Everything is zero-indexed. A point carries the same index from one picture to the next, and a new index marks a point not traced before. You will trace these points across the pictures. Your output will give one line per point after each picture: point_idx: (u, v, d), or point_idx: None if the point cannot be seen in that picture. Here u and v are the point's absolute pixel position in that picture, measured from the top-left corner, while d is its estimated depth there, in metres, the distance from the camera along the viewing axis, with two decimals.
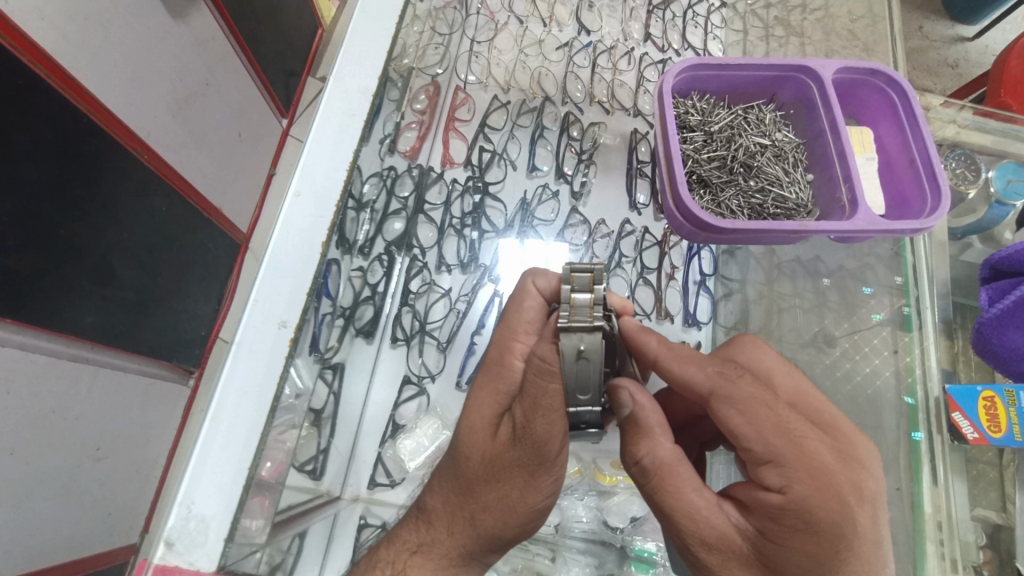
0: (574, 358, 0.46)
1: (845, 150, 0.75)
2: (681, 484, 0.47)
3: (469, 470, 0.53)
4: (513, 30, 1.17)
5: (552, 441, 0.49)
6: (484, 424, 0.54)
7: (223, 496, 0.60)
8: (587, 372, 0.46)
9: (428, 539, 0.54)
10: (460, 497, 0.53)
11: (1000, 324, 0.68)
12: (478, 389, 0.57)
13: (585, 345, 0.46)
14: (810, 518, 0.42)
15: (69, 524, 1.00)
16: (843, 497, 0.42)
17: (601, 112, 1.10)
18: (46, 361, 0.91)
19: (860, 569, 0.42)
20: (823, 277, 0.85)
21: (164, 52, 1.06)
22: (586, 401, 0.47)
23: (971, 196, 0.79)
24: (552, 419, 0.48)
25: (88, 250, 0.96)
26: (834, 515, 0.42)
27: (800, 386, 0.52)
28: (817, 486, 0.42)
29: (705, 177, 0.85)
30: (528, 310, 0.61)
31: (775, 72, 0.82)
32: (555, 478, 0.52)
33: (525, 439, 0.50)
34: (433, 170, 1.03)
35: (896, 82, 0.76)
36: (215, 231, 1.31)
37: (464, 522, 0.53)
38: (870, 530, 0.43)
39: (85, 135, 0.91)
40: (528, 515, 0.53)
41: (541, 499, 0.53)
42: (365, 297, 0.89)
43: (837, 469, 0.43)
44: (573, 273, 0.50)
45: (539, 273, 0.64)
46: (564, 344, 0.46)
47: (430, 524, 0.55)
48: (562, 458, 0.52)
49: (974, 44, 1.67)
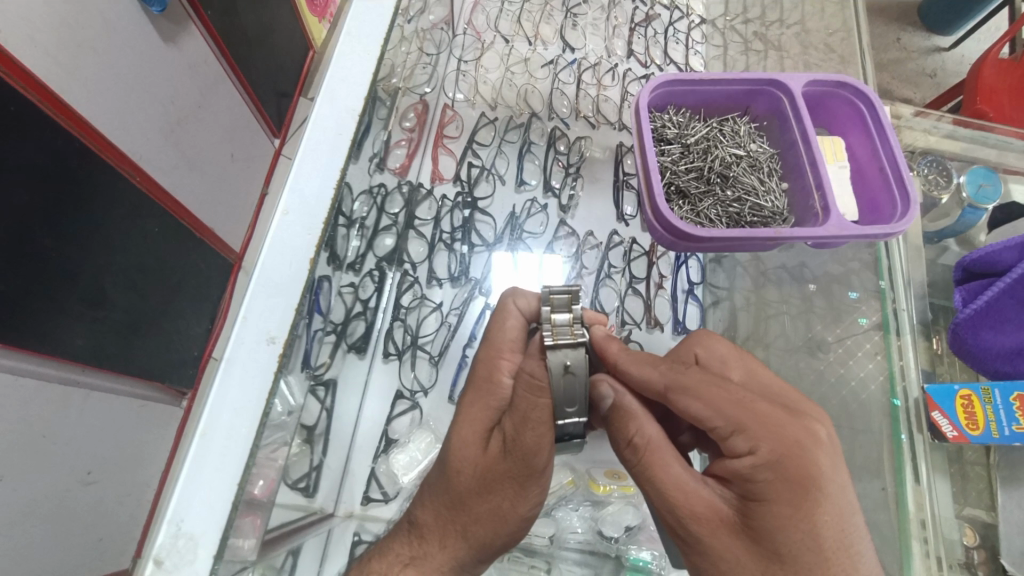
0: (561, 373, 0.48)
1: (817, 159, 0.77)
2: (668, 458, 0.49)
3: (460, 484, 0.53)
4: (499, 49, 1.20)
5: (540, 452, 0.51)
6: (474, 438, 0.54)
7: (210, 516, 0.64)
8: (574, 386, 0.48)
9: (421, 552, 0.54)
10: (451, 511, 0.54)
11: (974, 323, 0.70)
12: (468, 404, 0.57)
13: (570, 360, 0.48)
14: (780, 468, 0.43)
15: (58, 551, 0.98)
16: (803, 445, 0.44)
17: (588, 126, 1.13)
18: (36, 385, 0.90)
19: (835, 510, 0.43)
20: (810, 283, 0.86)
21: (156, 75, 1.07)
22: (574, 412, 0.49)
23: (944, 200, 0.81)
24: (541, 432, 0.50)
25: (80, 272, 0.96)
26: (800, 465, 0.43)
27: (754, 369, 0.55)
28: (775, 438, 0.44)
29: (683, 188, 0.87)
30: (511, 328, 0.62)
31: (747, 86, 0.84)
32: (542, 489, 0.54)
33: (514, 451, 0.51)
34: (422, 186, 1.04)
35: (863, 93, 0.78)
36: (208, 251, 1.31)
37: (456, 535, 0.53)
38: (835, 473, 0.43)
39: (76, 159, 0.92)
40: (518, 524, 0.55)
41: (529, 508, 0.54)
42: (356, 313, 0.91)
43: (787, 422, 0.45)
44: (551, 295, 0.51)
45: (519, 293, 0.64)
46: (551, 361, 0.48)
47: (422, 538, 0.55)
48: (552, 466, 0.53)
49: (951, 54, 1.72)
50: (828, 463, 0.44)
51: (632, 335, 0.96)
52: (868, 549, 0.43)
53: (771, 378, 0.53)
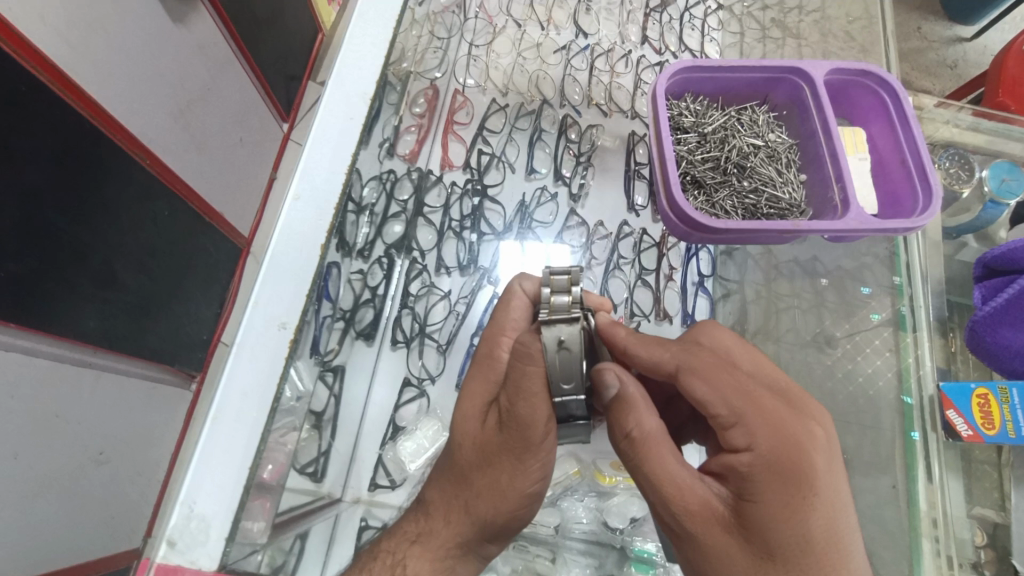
0: (555, 348, 0.47)
1: (837, 150, 0.75)
2: (665, 454, 0.47)
3: (462, 458, 0.53)
4: (511, 34, 1.18)
5: (535, 424, 0.49)
6: (474, 411, 0.55)
7: (224, 496, 0.61)
8: (570, 362, 0.47)
9: (427, 529, 0.55)
10: (454, 486, 0.54)
11: (992, 321, 0.69)
12: (470, 380, 0.58)
13: (564, 335, 0.47)
14: (777, 467, 0.44)
15: (70, 529, 1.00)
16: (802, 446, 0.45)
17: (599, 114, 1.11)
18: (49, 366, 0.91)
19: (826, 516, 0.43)
20: (822, 277, 0.85)
21: (165, 57, 1.07)
22: (572, 388, 0.47)
23: (965, 195, 0.80)
24: (534, 403, 0.48)
25: (91, 254, 0.97)
26: (798, 465, 0.44)
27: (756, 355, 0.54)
28: (776, 436, 0.45)
29: (699, 178, 0.86)
30: (515, 309, 0.61)
31: (768, 74, 0.82)
32: (543, 463, 0.52)
33: (511, 423, 0.50)
34: (432, 173, 1.03)
35: (888, 83, 0.76)
36: (216, 235, 1.31)
37: (459, 511, 0.53)
38: (831, 478, 0.44)
39: (87, 141, 0.92)
40: (518, 501, 0.53)
41: (531, 484, 0.53)
42: (364, 300, 0.90)
43: (791, 420, 0.46)
44: (551, 277, 0.54)
45: (525, 277, 0.65)
46: (545, 336, 0.47)
47: (429, 515, 0.55)
48: (548, 439, 0.51)
49: (974, 44, 1.68)
50: (824, 470, 0.44)
51: (640, 327, 0.95)
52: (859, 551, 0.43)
53: (780, 374, 0.52)
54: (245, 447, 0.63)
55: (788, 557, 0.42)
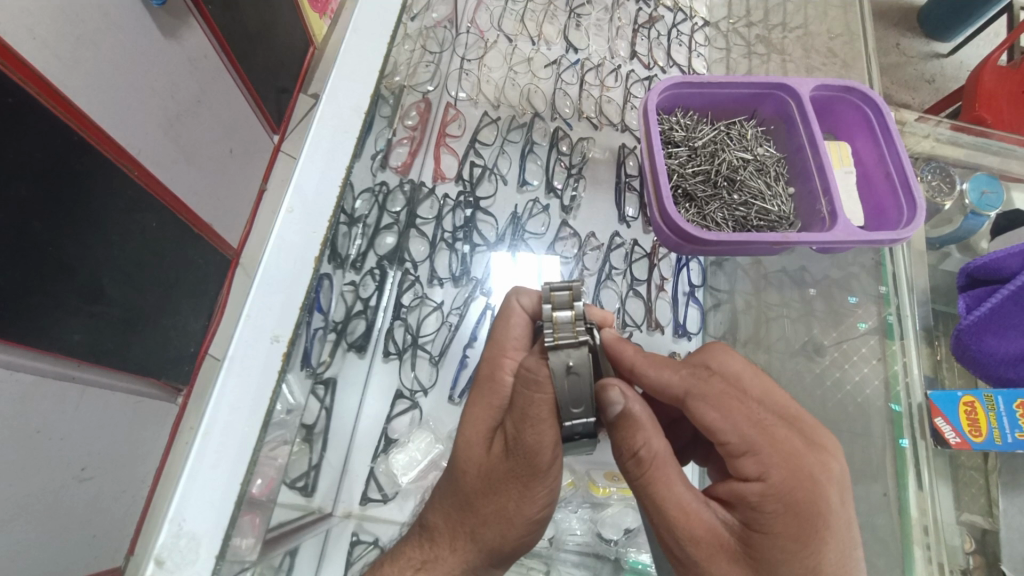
0: (563, 373, 0.46)
1: (825, 164, 0.76)
2: (672, 477, 0.48)
3: (467, 485, 0.53)
4: (502, 48, 1.19)
5: (543, 452, 0.49)
6: (478, 436, 0.54)
7: (213, 512, 0.64)
8: (579, 386, 0.47)
9: (432, 556, 0.54)
10: (459, 513, 0.54)
11: (977, 330, 0.70)
12: (473, 405, 0.57)
13: (573, 359, 0.46)
14: (789, 500, 0.45)
15: (52, 548, 0.98)
16: (815, 479, 0.46)
17: (590, 127, 1.13)
18: (32, 381, 0.90)
19: (836, 551, 0.45)
20: (810, 287, 0.87)
21: (156, 70, 1.07)
22: (582, 412, 0.47)
23: (947, 207, 0.81)
24: (541, 429, 0.48)
25: (78, 267, 0.95)
26: (809, 497, 0.45)
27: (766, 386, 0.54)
28: (790, 469, 0.46)
29: (690, 191, 0.87)
30: (514, 326, 0.61)
31: (755, 90, 0.84)
32: (550, 489, 0.52)
33: (518, 451, 0.50)
34: (424, 185, 1.03)
35: (871, 99, 0.78)
36: (205, 247, 1.30)
37: (465, 537, 0.53)
38: (841, 510, 0.46)
39: (74, 152, 0.91)
40: (526, 527, 0.53)
41: (538, 509, 0.53)
42: (357, 312, 0.89)
43: (805, 452, 0.47)
44: (551, 292, 0.50)
45: (523, 291, 0.64)
46: (553, 362, 0.46)
47: (433, 541, 0.55)
48: (556, 467, 0.51)
49: (950, 60, 1.73)
50: (835, 503, 0.46)
51: (633, 337, 0.96)
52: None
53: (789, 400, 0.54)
54: (235, 460, 0.66)
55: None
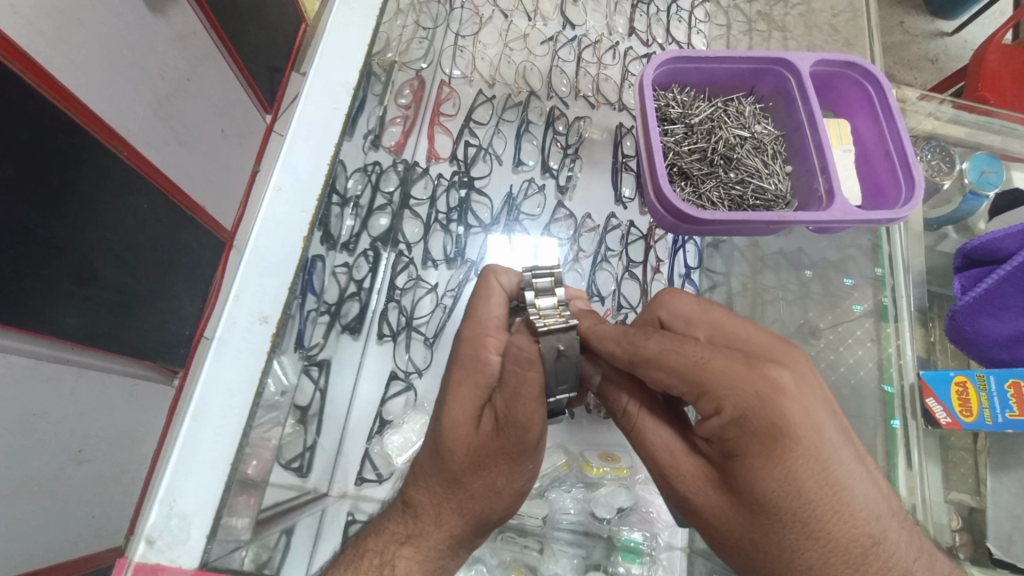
0: (554, 357, 0.49)
1: (822, 141, 0.76)
2: (653, 424, 0.53)
3: (456, 462, 0.52)
4: (497, 24, 1.16)
5: (533, 424, 0.50)
6: (467, 414, 0.53)
7: (204, 492, 0.61)
8: (567, 367, 0.50)
9: (417, 530, 0.53)
10: (446, 490, 0.53)
11: (972, 311, 0.70)
12: (458, 383, 0.55)
13: (560, 343, 0.50)
14: (748, 425, 0.43)
15: (54, 528, 0.99)
16: (765, 397, 0.43)
17: (587, 106, 1.11)
18: (26, 365, 0.89)
19: (810, 459, 0.42)
20: (807, 269, 0.86)
21: (144, 47, 1.04)
22: (568, 388, 0.51)
23: (947, 186, 0.80)
24: (532, 408, 0.49)
25: (70, 250, 0.94)
26: (765, 415, 0.43)
27: (718, 318, 0.55)
28: (740, 395, 0.44)
29: (685, 169, 0.85)
30: (495, 306, 0.61)
31: (754, 65, 0.82)
32: (536, 461, 0.55)
33: (509, 428, 0.50)
34: (418, 165, 1.02)
35: (872, 74, 0.76)
36: (199, 230, 1.29)
37: (452, 512, 0.53)
38: (802, 417, 0.42)
39: (63, 133, 0.90)
40: (511, 498, 0.55)
41: (523, 482, 0.55)
42: (350, 294, 0.88)
43: (748, 376, 0.44)
44: (534, 280, 0.56)
45: (501, 267, 0.63)
46: (544, 345, 0.50)
47: (417, 517, 0.53)
48: (543, 441, 0.53)
49: (954, 38, 1.70)
50: (797, 417, 0.43)
51: (630, 319, 0.95)
52: (858, 486, 0.42)
53: (737, 326, 0.53)
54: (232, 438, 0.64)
55: (777, 506, 0.42)
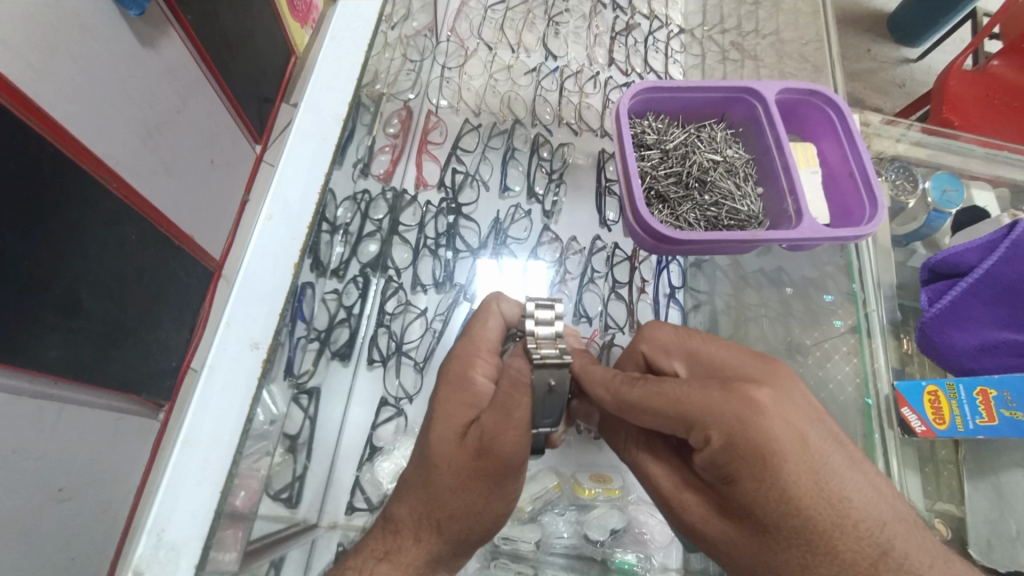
0: (545, 390, 0.51)
1: (789, 164, 0.79)
2: (651, 459, 0.56)
3: (438, 477, 0.52)
4: (482, 56, 1.21)
5: (517, 451, 0.51)
6: (452, 429, 0.53)
7: (192, 522, 0.62)
8: (553, 401, 0.53)
9: (395, 546, 0.53)
10: (425, 505, 0.53)
11: (940, 322, 0.72)
12: (444, 401, 0.56)
13: (552, 378, 0.52)
14: (735, 448, 0.45)
15: (31, 569, 0.95)
16: (743, 418, 0.44)
17: (570, 133, 1.14)
18: (7, 399, 0.88)
19: (800, 474, 0.43)
20: (787, 286, 0.89)
21: (134, 81, 1.06)
22: (551, 422, 0.54)
23: (911, 205, 0.83)
24: (520, 434, 0.51)
25: (56, 282, 0.94)
26: (747, 436, 0.44)
27: (694, 345, 0.57)
28: (721, 420, 0.45)
29: (661, 192, 0.88)
30: (491, 329, 0.63)
31: (724, 94, 0.87)
32: (517, 484, 0.55)
33: (493, 447, 0.51)
34: (407, 193, 1.04)
35: (833, 101, 0.80)
36: (187, 259, 1.29)
37: (431, 530, 0.52)
38: (787, 432, 0.44)
39: (51, 166, 0.91)
40: (492, 521, 0.55)
41: (503, 503, 0.55)
42: (340, 320, 0.89)
43: (723, 402, 0.45)
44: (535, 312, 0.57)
45: (504, 296, 0.65)
46: (537, 377, 0.52)
47: (397, 532, 0.53)
48: (526, 463, 0.54)
49: (919, 64, 1.79)
50: (785, 438, 0.44)
51: (617, 339, 0.96)
52: (856, 494, 0.43)
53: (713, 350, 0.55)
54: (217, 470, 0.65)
55: (780, 524, 0.43)
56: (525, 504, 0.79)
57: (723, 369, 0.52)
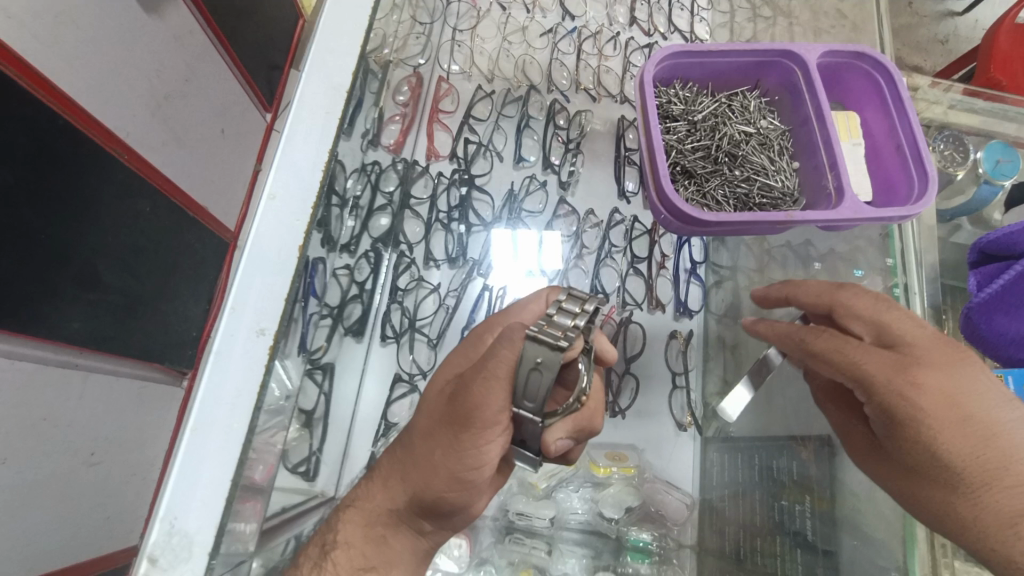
0: (527, 366, 0.44)
1: (831, 138, 0.73)
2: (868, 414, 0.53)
3: (417, 427, 0.56)
4: (495, 17, 1.14)
5: (480, 408, 0.47)
6: (440, 386, 0.58)
7: (205, 511, 0.63)
8: (538, 383, 0.45)
9: (367, 492, 0.58)
10: (403, 452, 0.56)
11: (987, 308, 0.68)
12: (454, 355, 0.63)
13: (541, 357, 0.44)
14: (889, 406, 0.48)
15: (65, 528, 0.99)
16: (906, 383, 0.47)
17: (588, 99, 1.09)
18: (33, 370, 0.90)
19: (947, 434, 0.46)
20: (814, 261, 0.83)
21: (139, 47, 1.03)
22: (533, 407, 0.46)
23: (960, 177, 0.78)
24: (488, 385, 0.46)
25: (72, 255, 0.94)
26: (900, 404, 0.47)
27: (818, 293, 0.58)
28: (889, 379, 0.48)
29: (689, 168, 0.84)
30: (529, 312, 0.61)
31: (758, 58, 0.80)
32: (480, 450, 0.49)
33: (456, 402, 0.49)
34: (418, 163, 1.01)
35: (882, 65, 0.74)
36: (203, 231, 1.28)
37: (398, 477, 0.56)
38: (927, 391, 0.46)
39: (62, 139, 0.89)
40: (448, 482, 0.51)
41: (468, 468, 0.51)
42: (352, 296, 0.87)
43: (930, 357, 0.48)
44: (568, 294, 0.49)
45: (555, 290, 0.64)
46: (524, 349, 0.44)
47: (375, 478, 0.59)
48: (495, 429, 0.48)
49: (965, 18, 1.66)
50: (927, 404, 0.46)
51: (633, 316, 0.94)
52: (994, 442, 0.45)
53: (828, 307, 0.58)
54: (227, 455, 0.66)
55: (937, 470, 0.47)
56: (540, 481, 0.79)
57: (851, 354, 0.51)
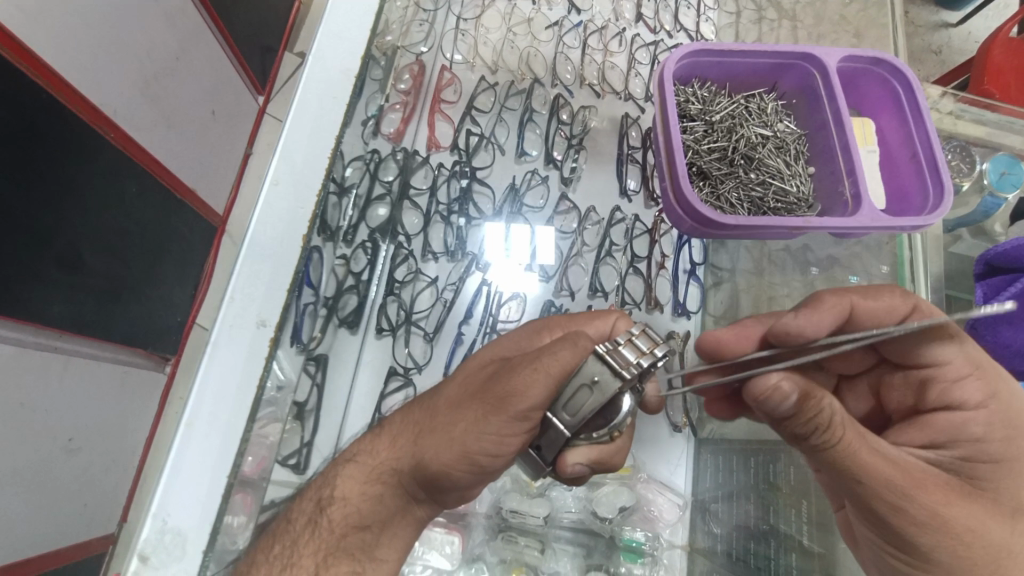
0: (585, 379, 0.49)
1: (849, 142, 0.74)
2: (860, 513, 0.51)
3: (445, 397, 0.53)
4: (500, 7, 1.12)
5: (524, 395, 0.47)
6: (483, 362, 0.57)
7: (196, 513, 0.68)
8: (583, 398, 0.50)
9: (368, 448, 0.53)
10: (422, 415, 0.53)
11: (994, 319, 0.70)
12: (498, 343, 0.63)
13: (599, 375, 0.49)
14: (906, 524, 0.47)
15: (42, 516, 0.96)
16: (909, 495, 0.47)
17: (592, 95, 1.08)
18: (10, 354, 0.86)
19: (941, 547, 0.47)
20: (812, 266, 0.84)
21: (128, 21, 0.99)
22: (568, 420, 0.50)
23: (964, 188, 0.79)
24: (536, 376, 0.46)
25: (55, 235, 0.91)
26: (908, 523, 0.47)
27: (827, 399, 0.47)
28: (909, 491, 0.47)
29: (705, 169, 0.84)
30: (594, 325, 0.64)
31: (777, 60, 0.80)
32: (503, 437, 0.48)
33: (501, 383, 0.48)
34: (418, 153, 0.98)
35: (899, 72, 0.74)
36: (190, 215, 1.24)
37: (409, 437, 0.52)
38: (926, 513, 0.46)
39: (46, 114, 0.86)
40: (459, 459, 0.48)
41: (484, 453, 0.48)
42: (348, 287, 0.86)
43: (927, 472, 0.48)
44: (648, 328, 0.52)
45: (627, 319, 0.65)
46: (587, 364, 0.49)
47: (378, 436, 0.54)
48: (524, 424, 0.48)
49: (958, 30, 1.67)
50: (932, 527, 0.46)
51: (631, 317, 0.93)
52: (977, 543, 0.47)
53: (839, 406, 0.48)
54: (218, 456, 0.70)
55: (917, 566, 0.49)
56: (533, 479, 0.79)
57: (876, 470, 0.47)
